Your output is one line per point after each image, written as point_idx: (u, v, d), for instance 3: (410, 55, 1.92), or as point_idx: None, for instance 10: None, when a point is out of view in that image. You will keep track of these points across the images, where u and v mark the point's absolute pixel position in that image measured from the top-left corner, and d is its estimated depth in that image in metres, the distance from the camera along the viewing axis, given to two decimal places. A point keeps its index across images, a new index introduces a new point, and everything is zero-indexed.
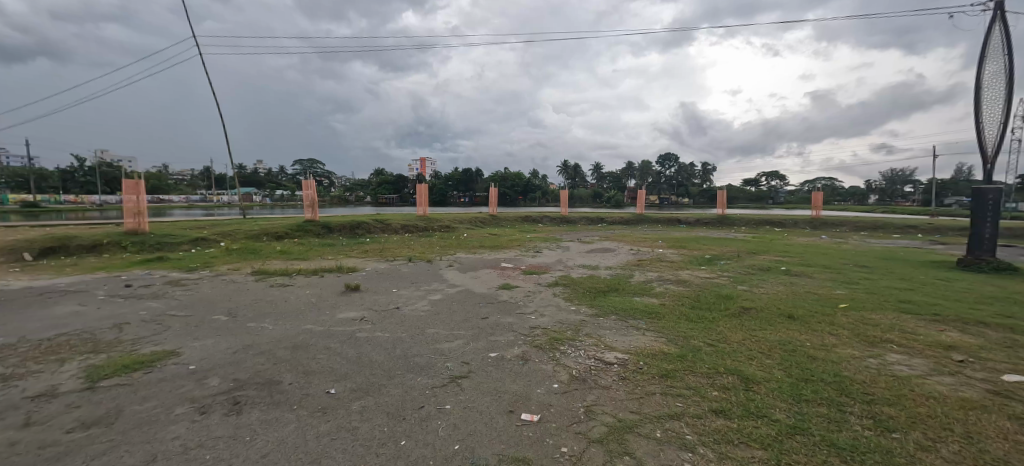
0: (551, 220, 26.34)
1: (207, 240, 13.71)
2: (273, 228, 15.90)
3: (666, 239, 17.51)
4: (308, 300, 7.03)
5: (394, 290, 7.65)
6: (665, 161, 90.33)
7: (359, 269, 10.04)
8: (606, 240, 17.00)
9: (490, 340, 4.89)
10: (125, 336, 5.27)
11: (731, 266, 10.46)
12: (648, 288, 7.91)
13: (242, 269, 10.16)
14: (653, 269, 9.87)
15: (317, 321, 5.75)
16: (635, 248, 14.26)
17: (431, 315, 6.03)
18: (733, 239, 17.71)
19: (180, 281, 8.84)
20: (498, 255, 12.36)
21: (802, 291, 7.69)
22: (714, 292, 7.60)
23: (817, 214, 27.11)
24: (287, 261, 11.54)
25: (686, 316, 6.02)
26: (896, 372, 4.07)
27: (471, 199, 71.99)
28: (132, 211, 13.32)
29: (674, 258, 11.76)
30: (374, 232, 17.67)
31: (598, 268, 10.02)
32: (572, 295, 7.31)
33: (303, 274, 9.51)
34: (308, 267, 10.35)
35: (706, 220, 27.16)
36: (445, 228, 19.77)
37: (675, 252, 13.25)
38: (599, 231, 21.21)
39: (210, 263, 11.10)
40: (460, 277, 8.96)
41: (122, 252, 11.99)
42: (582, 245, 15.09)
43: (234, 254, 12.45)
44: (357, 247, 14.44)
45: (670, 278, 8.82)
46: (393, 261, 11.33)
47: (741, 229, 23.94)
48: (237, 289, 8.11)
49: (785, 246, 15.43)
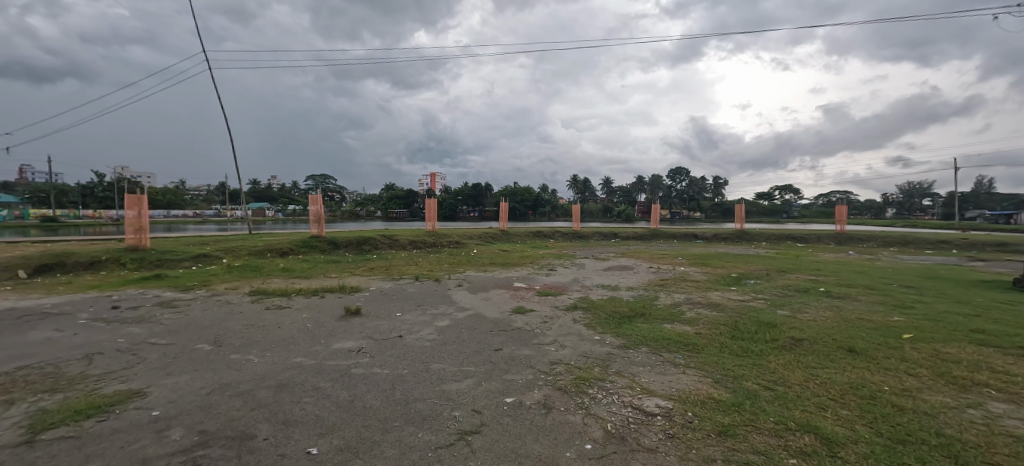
0: (563, 235, 25.64)
1: (209, 256, 13.24)
2: (277, 243, 15.43)
3: (685, 255, 16.68)
4: (303, 325, 6.41)
5: (398, 314, 6.98)
6: (677, 174, 89.40)
7: (362, 290, 9.40)
8: (622, 256, 16.23)
9: (505, 380, 4.19)
10: (92, 371, 4.67)
11: (764, 287, 9.61)
12: (678, 313, 7.14)
13: (240, 289, 9.59)
14: (679, 290, 9.08)
15: (308, 353, 5.10)
16: (655, 266, 13.44)
17: (437, 346, 5.35)
18: (757, 256, 16.80)
19: (172, 302, 8.30)
20: (510, 274, 11.66)
21: (852, 317, 6.86)
22: (753, 317, 6.83)
23: (841, 228, 25.98)
24: (288, 279, 10.98)
25: (728, 348, 5.25)
26: (1011, 430, 3.27)
27: (481, 213, 71.62)
28: (133, 226, 12.93)
29: (699, 277, 10.95)
30: (382, 248, 17.13)
31: (619, 289, 9.27)
32: (595, 321, 6.60)
33: (303, 294, 8.92)
34: (308, 287, 9.75)
35: (724, 235, 26.22)
36: (455, 243, 19.17)
37: (699, 270, 12.43)
38: (614, 246, 20.43)
39: (209, 281, 10.58)
40: (470, 298, 8.28)
41: (121, 270, 11.54)
42: (598, 262, 14.33)
43: (236, 271, 11.96)
44: (364, 264, 13.87)
45: (700, 301, 8.03)
46: (399, 280, 10.70)
47: (762, 245, 22.98)
48: (230, 311, 7.53)
49: (815, 263, 14.50)
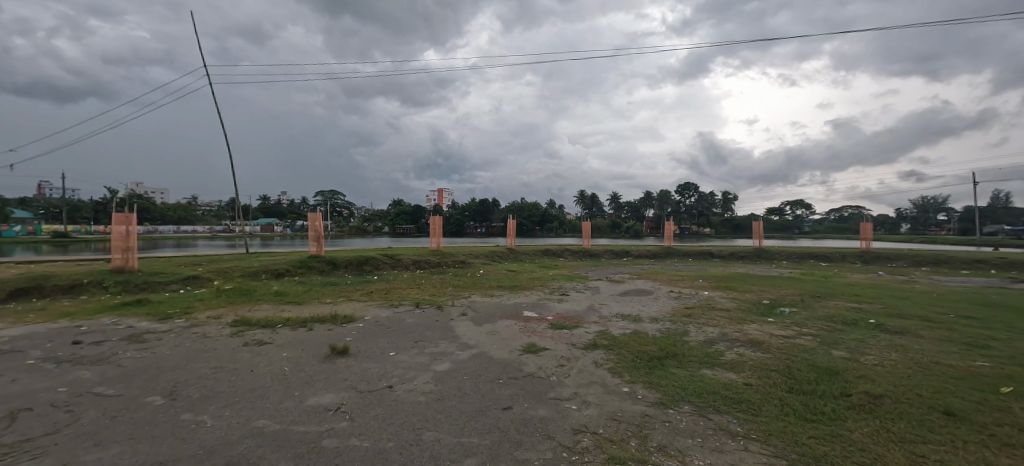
0: (573, 253, 24.68)
1: (199, 278, 12.44)
2: (273, 264, 14.61)
3: (706, 277, 15.58)
4: (279, 370, 5.49)
5: (390, 353, 6.05)
6: (685, 190, 88.33)
7: (356, 320, 8.50)
8: (638, 278, 15.20)
9: (517, 461, 3.24)
10: (4, 439, 3.77)
11: (805, 319, 8.53)
12: (716, 354, 6.14)
13: (223, 318, 8.73)
14: (710, 322, 8.05)
15: (276, 412, 4.17)
16: (676, 290, 12.39)
17: (433, 401, 4.40)
18: (783, 279, 15.67)
19: (143, 335, 7.44)
20: (519, 300, 10.68)
21: (925, 360, 5.79)
22: (806, 362, 5.81)
23: (866, 246, 24.72)
24: (278, 305, 10.10)
25: (792, 409, 4.26)
26: None
27: (488, 229, 70.95)
28: (119, 246, 12.14)
29: (727, 305, 9.90)
30: (383, 268, 16.27)
31: (642, 320, 8.25)
32: (621, 364, 5.62)
33: (289, 325, 8.02)
34: (297, 315, 8.87)
35: (742, 253, 25.06)
36: (460, 264, 18.28)
37: (725, 296, 11.35)
38: (628, 267, 19.41)
39: (194, 307, 9.76)
40: (474, 332, 7.31)
41: (102, 294, 10.76)
42: (613, 286, 13.30)
43: (225, 296, 11.14)
44: (363, 287, 13.00)
45: (738, 337, 6.98)
46: (397, 307, 9.78)
47: (783, 264, 21.85)
48: (202, 348, 6.62)
49: (848, 287, 13.39)
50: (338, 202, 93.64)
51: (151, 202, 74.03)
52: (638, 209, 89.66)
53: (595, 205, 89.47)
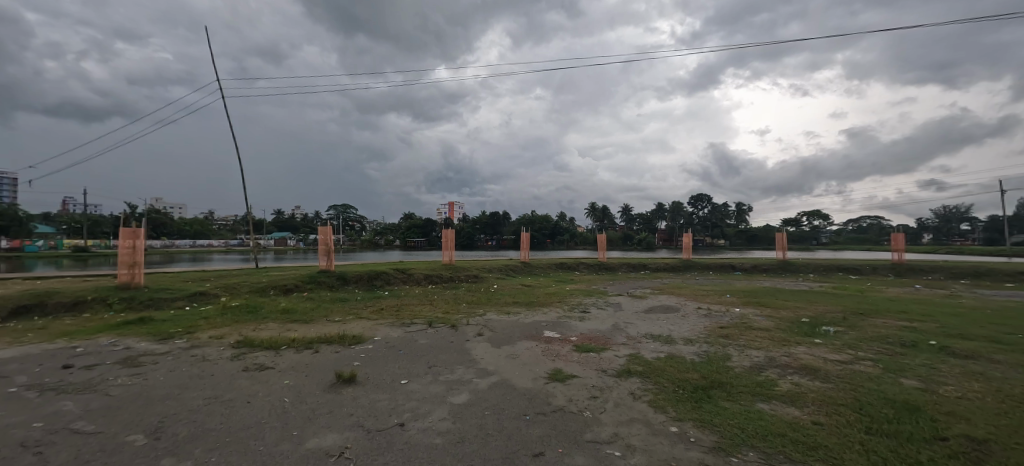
0: (588, 266, 23.98)
1: (205, 295, 12.04)
2: (282, 279, 14.21)
3: (733, 291, 14.79)
4: (278, 402, 4.91)
5: (402, 382, 5.46)
6: (699, 201, 86.97)
7: (365, 341, 7.93)
8: (661, 293, 14.41)
9: None
10: None
11: (857, 341, 7.73)
12: (768, 384, 5.42)
13: (226, 338, 8.23)
14: (752, 344, 7.32)
15: (269, 458, 3.59)
16: (704, 306, 11.61)
17: (451, 445, 3.78)
18: (816, 294, 14.75)
19: (139, 357, 6.95)
20: (537, 318, 10.01)
21: (1017, 393, 5.02)
22: (877, 395, 5.07)
23: (898, 258, 23.58)
24: (285, 324, 9.61)
25: (881, 458, 3.56)
26: None
27: (499, 242, 70.52)
28: (125, 262, 11.74)
29: (765, 325, 9.14)
30: (394, 283, 15.77)
31: (675, 341, 7.54)
32: (663, 397, 4.95)
33: (294, 347, 7.48)
34: (304, 336, 8.34)
35: (765, 266, 24.06)
36: (473, 278, 17.67)
37: (759, 314, 10.56)
38: (647, 280, 18.65)
39: (197, 326, 9.29)
40: (492, 357, 6.68)
41: (105, 312, 10.39)
42: (636, 302, 12.55)
43: (231, 313, 10.68)
44: (373, 304, 12.46)
45: (789, 363, 6.25)
46: (409, 326, 9.20)
47: (810, 277, 20.90)
48: (198, 374, 6.09)
49: (890, 303, 12.48)
50: (350, 215, 94.09)
51: (167, 216, 75.11)
52: (651, 221, 88.43)
53: (607, 217, 88.33)
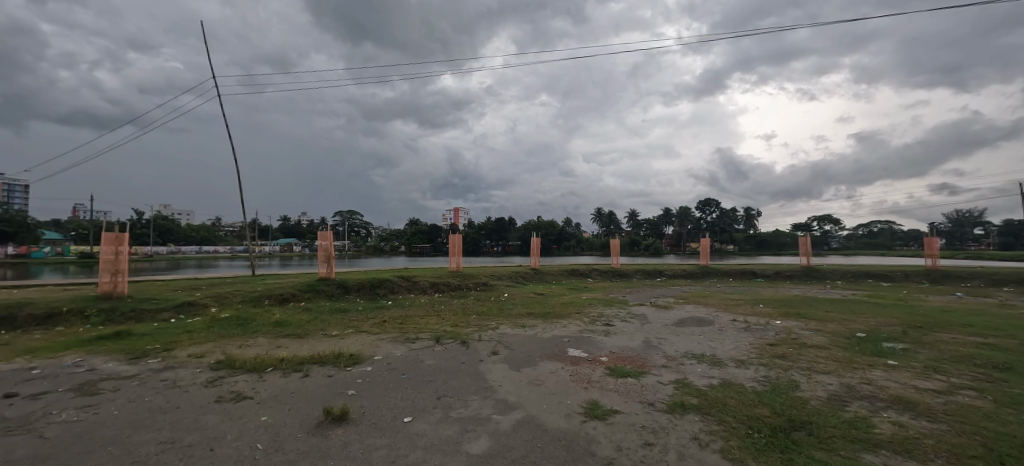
0: (602, 273, 22.88)
1: (193, 305, 11.10)
2: (279, 288, 13.25)
3: (765, 301, 13.63)
4: (247, 449, 3.88)
5: (406, 421, 4.42)
6: (708, 206, 85.52)
7: (364, 362, 6.89)
8: (687, 303, 13.26)
9: None
10: None
11: (939, 362, 6.59)
12: (863, 425, 4.33)
13: (206, 357, 7.24)
14: (819, 367, 6.20)
15: None
16: (740, 318, 10.47)
17: None
18: (857, 304, 13.57)
19: (99, 383, 5.97)
20: (557, 333, 8.94)
21: None
22: (1011, 441, 3.95)
23: (930, 264, 22.26)
24: (275, 339, 8.61)
25: None
26: None
27: (505, 248, 69.62)
28: (108, 268, 10.81)
29: (819, 341, 8.03)
30: (398, 292, 14.76)
31: (724, 363, 6.44)
32: (738, 445, 3.87)
33: (282, 370, 6.47)
34: (295, 354, 7.34)
35: (789, 272, 22.79)
36: (482, 287, 16.61)
37: (805, 327, 9.41)
38: (667, 288, 17.51)
39: (178, 342, 8.32)
40: (512, 384, 5.63)
41: (81, 325, 9.47)
42: (662, 313, 11.45)
43: (219, 326, 9.70)
44: (375, 315, 11.43)
45: (875, 395, 5.14)
46: (414, 343, 8.17)
47: (839, 285, 19.67)
48: (160, 406, 5.07)
49: (946, 315, 11.25)
50: (355, 221, 93.52)
51: (173, 222, 74.95)
52: (659, 227, 87.09)
53: (614, 223, 87.12)
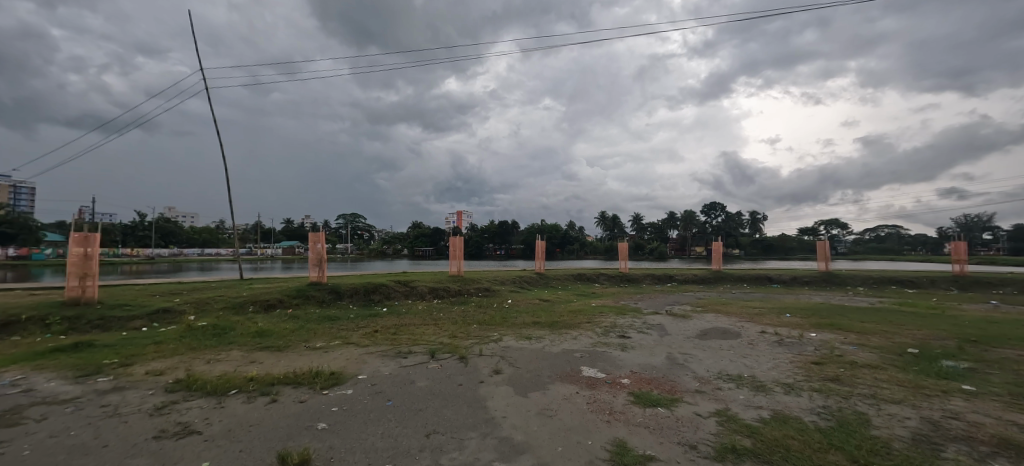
0: (609, 278, 21.84)
1: (169, 312, 10.19)
2: (265, 293, 12.33)
3: (791, 309, 12.57)
4: None
5: None
6: (714, 209, 84.29)
7: (344, 383, 5.91)
8: (706, 311, 12.23)
9: None
10: None
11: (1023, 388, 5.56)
12: None
13: (164, 376, 6.29)
14: (885, 395, 5.18)
15: None
16: (770, 330, 9.42)
17: None
18: (890, 313, 12.49)
19: (27, 409, 5.03)
20: (567, 347, 7.93)
21: None
22: None
23: (956, 269, 21.09)
24: (251, 353, 7.66)
25: None
26: None
27: (507, 252, 68.65)
28: (76, 272, 9.94)
29: (870, 359, 6.98)
30: (394, 298, 13.81)
31: (770, 388, 5.43)
32: None
33: (246, 393, 5.49)
34: (268, 372, 6.38)
35: (806, 277, 21.67)
36: (484, 292, 15.62)
37: (846, 341, 8.37)
38: (680, 295, 16.45)
39: (141, 356, 7.41)
40: (519, 416, 4.62)
41: (40, 335, 8.58)
42: (681, 323, 10.44)
43: (191, 336, 8.76)
44: (367, 324, 10.48)
45: (972, 436, 4.12)
46: (405, 358, 7.18)
47: (862, 292, 18.57)
48: (84, 445, 4.10)
49: (999, 327, 10.13)
50: (358, 224, 92.95)
51: (175, 223, 74.60)
52: (664, 231, 85.85)
53: (618, 226, 86.04)
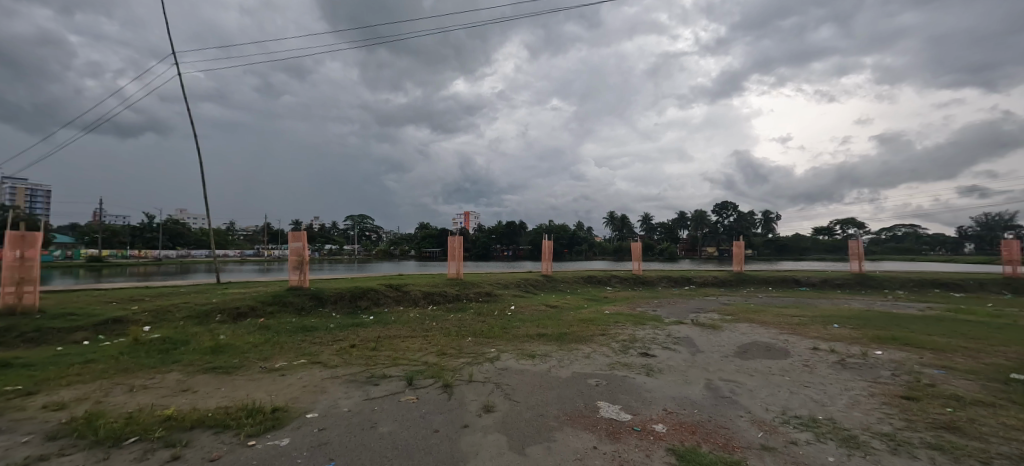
0: (622, 280, 20.24)
1: (119, 323, 8.88)
2: (238, 299, 10.98)
3: (837, 318, 10.88)
4: None
5: None
6: (726, 209, 81.83)
7: (283, 427, 4.42)
8: (739, 321, 10.64)
9: None
10: None
11: None
12: None
13: (61, 412, 4.89)
14: None
15: None
16: (823, 346, 7.80)
17: None
18: (955, 323, 10.75)
19: None
20: (578, 370, 6.41)
21: None
22: None
23: (1008, 271, 19.07)
24: (190, 376, 6.26)
25: None
26: None
27: (514, 253, 67.16)
28: (11, 277, 8.70)
29: (974, 391, 5.35)
30: (384, 304, 12.40)
31: (867, 444, 3.85)
32: None
33: (145, 444, 4.05)
34: (192, 407, 4.95)
35: (838, 279, 19.85)
36: (485, 297, 14.17)
37: (926, 363, 6.73)
38: (703, 300, 14.82)
39: (57, 380, 6.06)
40: None
41: None
42: (713, 336, 8.86)
43: (132, 354, 7.40)
44: (345, 336, 9.04)
45: None
46: (375, 387, 5.70)
47: (904, 296, 16.76)
48: None
49: None
50: (364, 226, 92.29)
51: (183, 224, 74.65)
52: (675, 231, 83.79)
53: (627, 226, 84.13)
